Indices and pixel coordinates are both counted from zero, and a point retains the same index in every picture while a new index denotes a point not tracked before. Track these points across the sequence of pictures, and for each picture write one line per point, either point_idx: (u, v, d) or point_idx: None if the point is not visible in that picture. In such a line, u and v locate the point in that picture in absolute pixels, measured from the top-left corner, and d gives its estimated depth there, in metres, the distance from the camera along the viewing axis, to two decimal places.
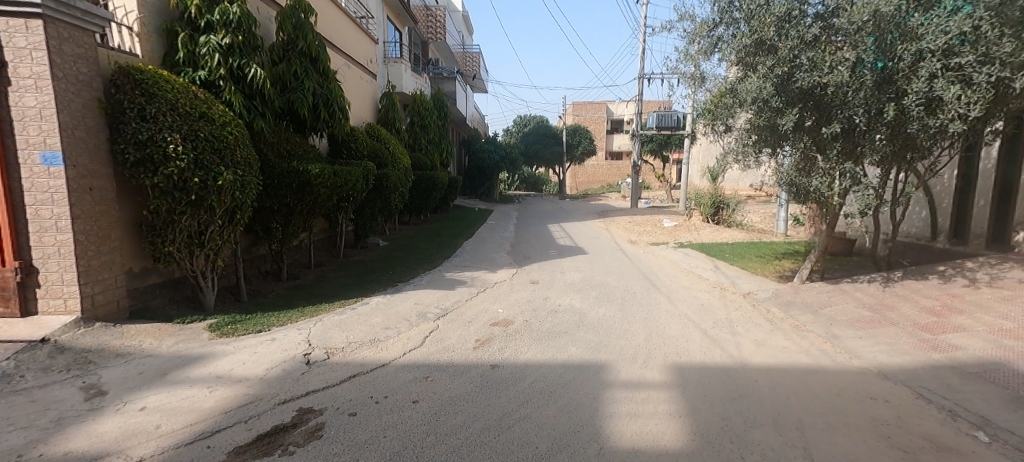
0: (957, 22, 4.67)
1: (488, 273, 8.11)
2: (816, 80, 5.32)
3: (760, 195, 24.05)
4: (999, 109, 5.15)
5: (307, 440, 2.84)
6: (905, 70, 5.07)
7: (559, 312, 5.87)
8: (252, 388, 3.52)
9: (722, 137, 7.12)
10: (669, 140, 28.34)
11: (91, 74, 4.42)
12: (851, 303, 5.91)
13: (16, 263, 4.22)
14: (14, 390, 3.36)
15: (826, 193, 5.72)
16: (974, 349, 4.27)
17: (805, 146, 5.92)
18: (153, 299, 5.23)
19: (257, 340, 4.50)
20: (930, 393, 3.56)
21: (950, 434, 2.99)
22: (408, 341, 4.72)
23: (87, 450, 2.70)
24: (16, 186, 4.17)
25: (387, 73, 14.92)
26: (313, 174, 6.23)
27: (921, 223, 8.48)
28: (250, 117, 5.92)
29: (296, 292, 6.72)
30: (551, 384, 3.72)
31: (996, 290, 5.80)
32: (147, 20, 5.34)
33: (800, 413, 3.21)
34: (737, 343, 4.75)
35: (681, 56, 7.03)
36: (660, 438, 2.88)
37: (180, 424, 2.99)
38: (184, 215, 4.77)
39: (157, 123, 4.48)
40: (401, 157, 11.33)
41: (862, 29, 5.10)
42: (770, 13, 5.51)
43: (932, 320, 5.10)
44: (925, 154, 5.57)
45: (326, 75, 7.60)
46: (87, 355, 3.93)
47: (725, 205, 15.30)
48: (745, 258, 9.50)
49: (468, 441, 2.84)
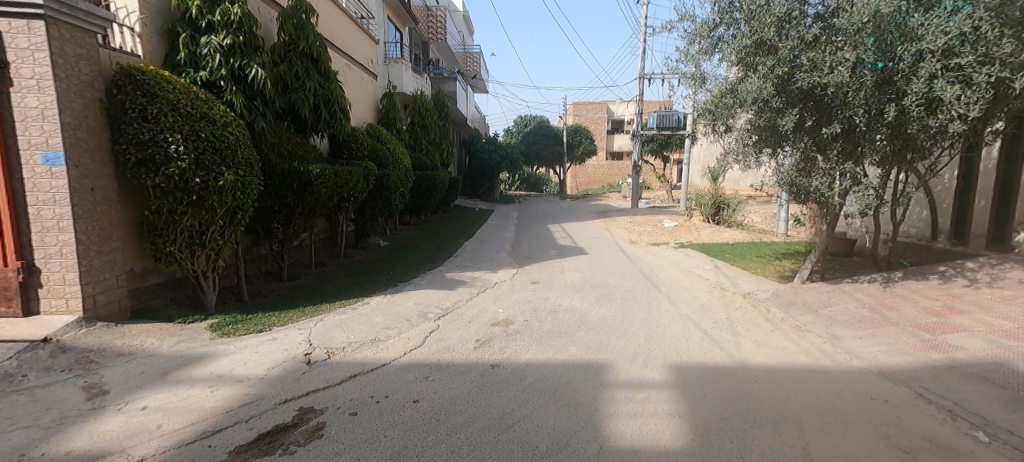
0: (957, 23, 4.68)
1: (488, 273, 8.12)
2: (816, 80, 5.31)
3: (761, 195, 24.02)
4: (999, 109, 5.15)
5: (308, 440, 2.85)
6: (905, 70, 5.06)
7: (559, 312, 5.87)
8: (253, 388, 3.53)
9: (723, 137, 7.12)
10: (669, 140, 28.32)
11: (93, 75, 4.43)
12: (851, 303, 5.91)
13: (18, 263, 4.24)
14: (16, 389, 3.37)
15: (826, 193, 5.73)
16: (974, 350, 4.28)
17: (805, 146, 5.93)
18: (154, 299, 5.25)
19: (258, 340, 4.52)
20: (930, 393, 3.56)
21: (949, 434, 2.99)
22: (409, 341, 4.73)
23: (88, 450, 2.71)
24: (17, 186, 4.18)
25: (387, 74, 14.92)
26: (313, 174, 6.25)
27: (921, 223, 8.48)
28: (251, 118, 5.93)
29: (297, 292, 6.75)
30: (551, 384, 3.72)
31: (995, 290, 5.80)
32: (149, 21, 5.36)
33: (800, 413, 3.22)
34: (737, 343, 4.75)
35: (681, 56, 7.02)
36: (659, 438, 2.89)
37: (181, 424, 3.01)
38: (185, 215, 4.78)
39: (159, 123, 4.50)
40: (402, 157, 11.33)
41: (862, 30, 5.10)
42: (770, 13, 5.52)
43: (932, 321, 5.10)
44: (925, 154, 5.57)
45: (326, 75, 7.62)
46: (88, 354, 3.94)
47: (726, 205, 15.28)
48: (744, 258, 9.51)
49: (469, 441, 2.84)
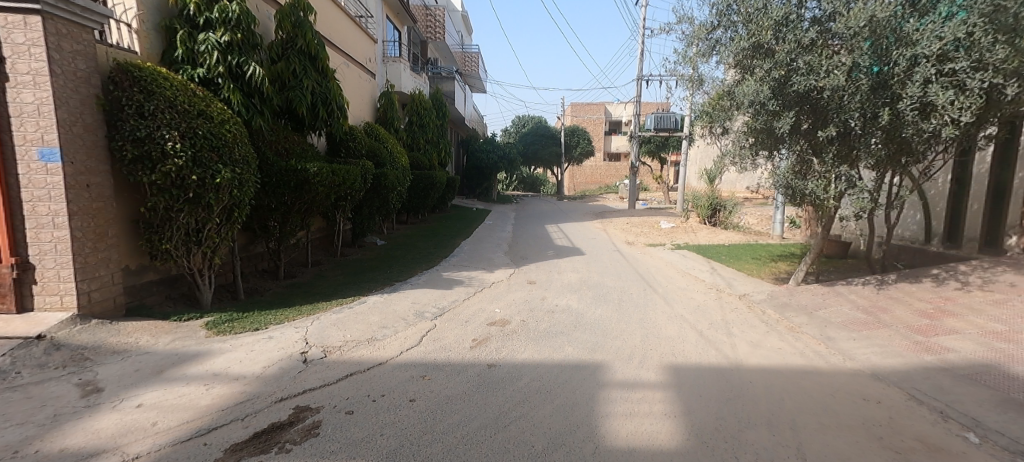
0: (952, 28, 4.72)
1: (485, 273, 8.13)
2: (812, 84, 5.34)
3: (759, 197, 24.00)
4: (993, 114, 5.21)
5: (304, 438, 2.85)
6: (900, 75, 5.10)
7: (557, 312, 5.89)
8: (250, 385, 3.53)
9: (720, 139, 7.17)
10: (667, 141, 28.37)
11: (90, 71, 4.41)
12: (845, 305, 5.95)
13: (12, 260, 4.21)
14: (10, 386, 3.35)
15: (821, 196, 5.76)
16: (966, 352, 4.32)
17: (801, 148, 5.97)
18: (150, 296, 5.23)
19: (254, 338, 4.51)
20: (922, 394, 3.60)
21: (940, 434, 3.03)
22: (405, 340, 4.73)
23: (82, 447, 2.70)
24: (12, 182, 4.16)
25: (386, 73, 14.92)
26: (311, 173, 6.26)
27: (915, 226, 8.55)
28: (249, 115, 5.92)
29: (295, 290, 6.74)
30: (547, 384, 3.73)
31: (987, 293, 5.86)
32: (146, 17, 5.34)
33: (793, 413, 3.24)
34: (732, 344, 4.79)
35: (679, 58, 7.06)
36: (655, 437, 2.91)
37: (177, 421, 3.00)
38: (182, 212, 4.77)
39: (156, 120, 4.48)
40: (400, 156, 11.34)
41: (858, 34, 5.12)
42: (767, 17, 5.53)
43: (924, 323, 5.15)
44: (920, 158, 5.62)
45: (325, 74, 7.61)
46: (83, 352, 3.93)
47: (723, 206, 15.33)
48: (741, 260, 9.56)
49: (465, 440, 2.85)
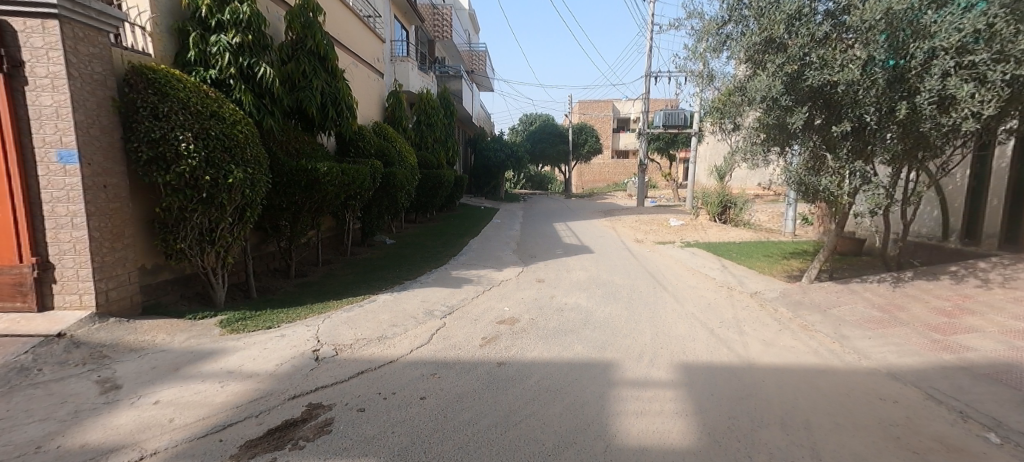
0: (971, 20, 4.63)
1: (494, 272, 8.11)
2: (826, 78, 5.26)
3: (769, 195, 23.55)
4: (1014, 107, 5.09)
5: (317, 435, 2.88)
6: (917, 68, 5.01)
7: (565, 311, 5.87)
8: (263, 383, 3.57)
9: (731, 135, 7.06)
10: (675, 138, 28.24)
11: (105, 73, 4.48)
12: (859, 303, 5.87)
13: (33, 259, 4.29)
14: (31, 383, 3.42)
15: (835, 192, 5.66)
16: (986, 350, 4.23)
17: (814, 145, 5.85)
18: (165, 295, 5.30)
19: (266, 336, 4.56)
20: (940, 394, 3.54)
21: (959, 434, 2.98)
22: (415, 338, 4.75)
23: (101, 443, 2.75)
24: (33, 183, 4.25)
25: (393, 73, 15.05)
26: (322, 172, 6.33)
27: (932, 223, 8.38)
28: (260, 115, 6.00)
29: (306, 289, 6.81)
30: (556, 383, 3.72)
31: (1008, 291, 5.74)
32: (160, 20, 5.41)
33: (807, 413, 3.21)
34: (744, 342, 4.73)
35: (689, 53, 7.02)
36: (666, 436, 2.89)
37: (193, 418, 3.04)
38: (195, 212, 4.83)
39: (170, 121, 4.54)
40: (409, 155, 11.39)
41: (874, 27, 5.03)
42: (780, 11, 5.45)
43: (942, 321, 5.05)
44: (938, 152, 5.51)
45: (334, 74, 7.68)
46: (102, 349, 4.00)
47: (733, 203, 15.12)
48: (752, 258, 9.47)
49: (476, 437, 2.87)
